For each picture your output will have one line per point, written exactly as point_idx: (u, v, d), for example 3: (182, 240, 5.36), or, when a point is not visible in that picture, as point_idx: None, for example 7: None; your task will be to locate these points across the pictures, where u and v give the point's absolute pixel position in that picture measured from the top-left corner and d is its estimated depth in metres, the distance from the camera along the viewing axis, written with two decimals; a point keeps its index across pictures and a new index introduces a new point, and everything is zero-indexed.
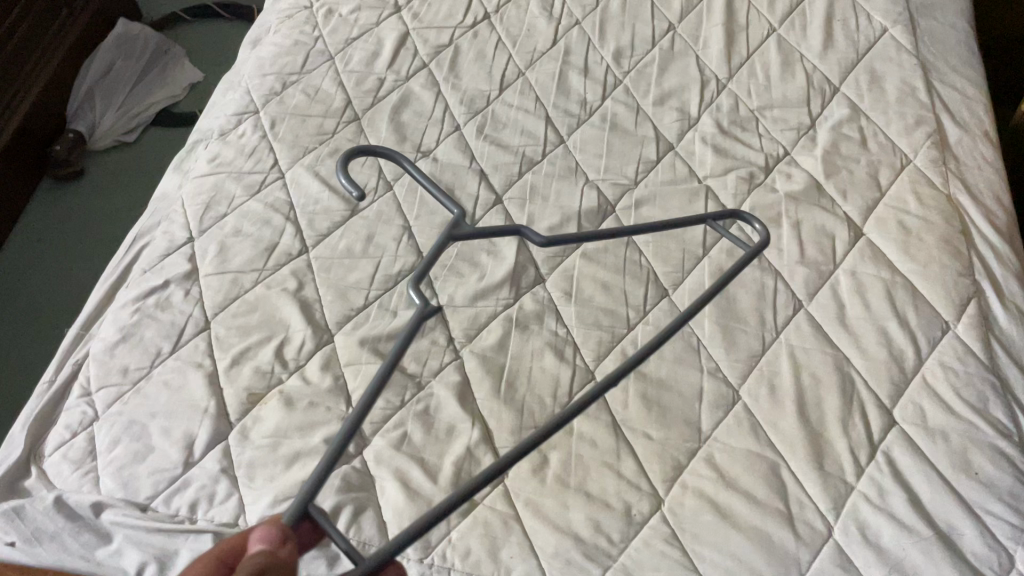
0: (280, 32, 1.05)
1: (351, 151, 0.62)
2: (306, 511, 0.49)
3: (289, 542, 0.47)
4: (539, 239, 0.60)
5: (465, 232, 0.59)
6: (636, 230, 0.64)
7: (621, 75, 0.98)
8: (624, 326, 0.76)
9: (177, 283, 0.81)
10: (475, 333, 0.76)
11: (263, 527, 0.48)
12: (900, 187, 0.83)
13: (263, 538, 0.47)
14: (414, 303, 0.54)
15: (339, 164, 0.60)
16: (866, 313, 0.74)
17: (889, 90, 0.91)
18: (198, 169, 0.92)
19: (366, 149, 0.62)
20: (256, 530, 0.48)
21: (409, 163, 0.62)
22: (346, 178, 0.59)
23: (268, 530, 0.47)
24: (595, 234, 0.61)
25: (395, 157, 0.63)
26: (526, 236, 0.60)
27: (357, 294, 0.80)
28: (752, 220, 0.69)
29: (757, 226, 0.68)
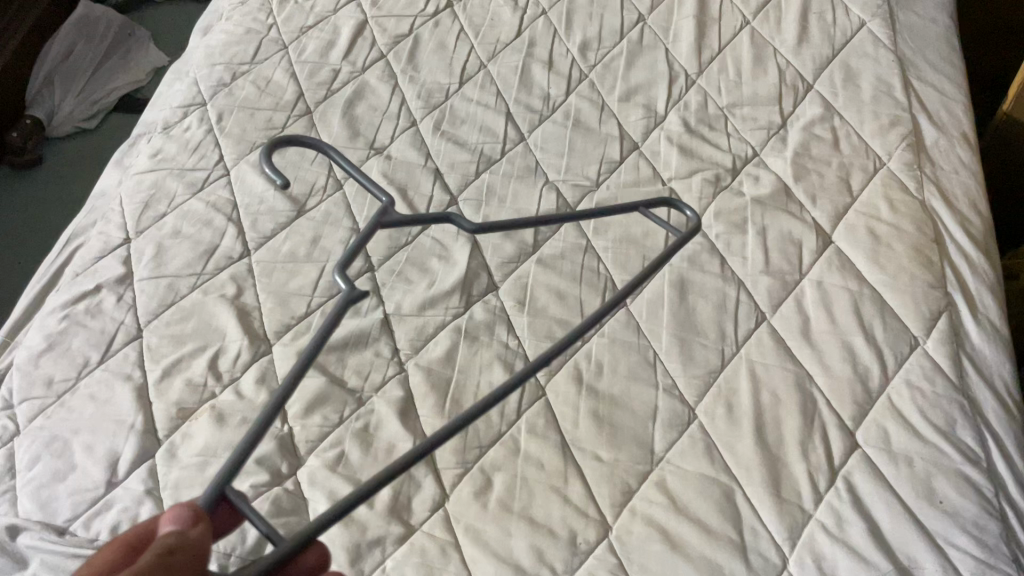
0: (232, 19, 1.01)
1: (274, 142, 0.58)
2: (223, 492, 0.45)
3: (203, 522, 0.43)
4: (472, 228, 0.58)
5: (395, 219, 0.56)
6: (576, 215, 0.62)
7: (587, 70, 0.94)
8: (578, 338, 0.72)
9: (110, 288, 0.77)
10: (421, 345, 0.73)
11: (174, 507, 0.43)
12: (872, 191, 0.79)
13: (175, 518, 0.43)
14: (340, 288, 0.50)
15: (262, 154, 0.56)
16: (831, 327, 0.70)
17: (864, 88, 0.87)
18: (138, 164, 0.87)
19: (290, 138, 0.58)
20: (167, 511, 0.43)
21: (336, 152, 0.58)
22: (270, 167, 0.55)
23: (180, 510, 0.43)
24: (530, 221, 0.59)
25: (323, 148, 0.59)
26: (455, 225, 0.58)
27: (299, 301, 0.76)
28: (683, 206, 0.68)
29: (689, 213, 0.67)
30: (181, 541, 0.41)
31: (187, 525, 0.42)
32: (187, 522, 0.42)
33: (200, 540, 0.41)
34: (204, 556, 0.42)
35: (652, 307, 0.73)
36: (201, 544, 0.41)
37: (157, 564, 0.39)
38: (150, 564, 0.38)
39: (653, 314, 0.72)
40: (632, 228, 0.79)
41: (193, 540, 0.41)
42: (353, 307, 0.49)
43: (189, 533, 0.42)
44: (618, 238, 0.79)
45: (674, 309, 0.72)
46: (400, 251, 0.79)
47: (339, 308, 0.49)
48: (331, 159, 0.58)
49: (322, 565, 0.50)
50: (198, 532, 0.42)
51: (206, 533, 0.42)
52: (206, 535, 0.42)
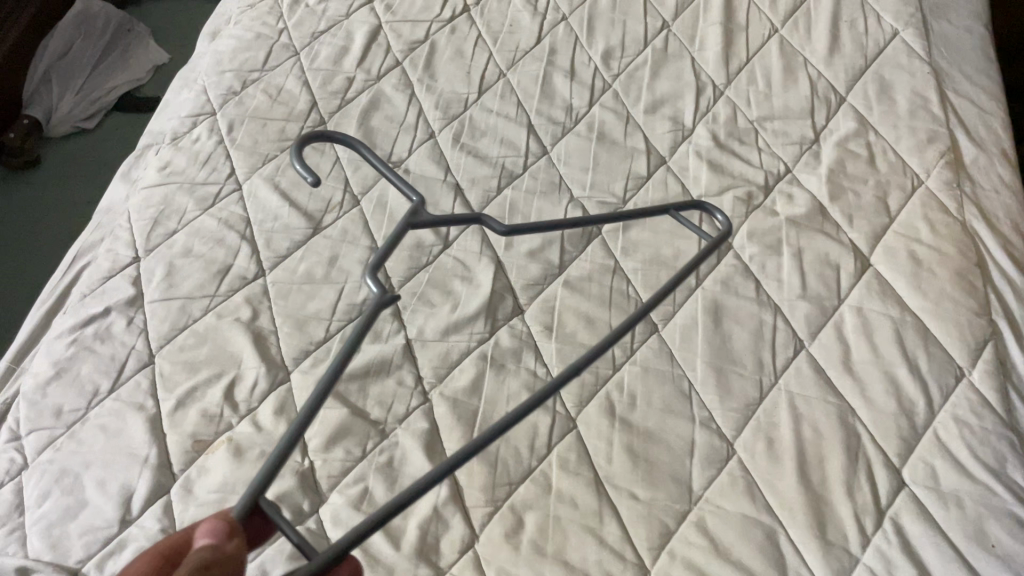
0: (240, 23, 0.97)
1: (302, 137, 0.55)
2: (256, 505, 0.45)
3: (238, 536, 0.43)
4: (500, 228, 0.57)
5: (427, 221, 0.54)
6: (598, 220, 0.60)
7: (610, 79, 0.91)
8: (610, 368, 0.69)
9: (119, 310, 0.73)
10: (445, 372, 0.70)
11: (208, 521, 0.43)
12: (911, 212, 0.76)
13: (209, 532, 0.43)
14: (370, 292, 0.48)
15: (292, 150, 0.53)
16: (873, 357, 0.68)
17: (899, 101, 0.84)
18: (147, 178, 0.84)
19: (319, 135, 0.55)
20: (201, 524, 0.43)
21: (365, 147, 0.56)
22: (301, 165, 0.52)
23: (214, 524, 0.43)
24: (560, 224, 0.58)
25: (351, 143, 0.56)
26: (489, 226, 0.57)
27: (317, 326, 0.73)
28: (716, 210, 0.65)
29: (720, 218, 0.65)
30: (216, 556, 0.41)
31: (223, 539, 0.42)
32: (222, 536, 0.42)
33: (235, 555, 0.41)
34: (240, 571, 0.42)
35: (686, 333, 0.70)
36: (238, 559, 0.42)
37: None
38: None
39: (687, 342, 0.70)
40: (662, 249, 0.76)
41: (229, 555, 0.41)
42: (384, 312, 0.47)
43: (224, 547, 0.42)
44: (648, 259, 0.76)
45: (709, 336, 0.70)
46: (421, 272, 0.76)
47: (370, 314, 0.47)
48: (360, 155, 0.56)
49: None
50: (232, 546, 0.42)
51: (241, 548, 0.42)
52: (241, 549, 0.42)
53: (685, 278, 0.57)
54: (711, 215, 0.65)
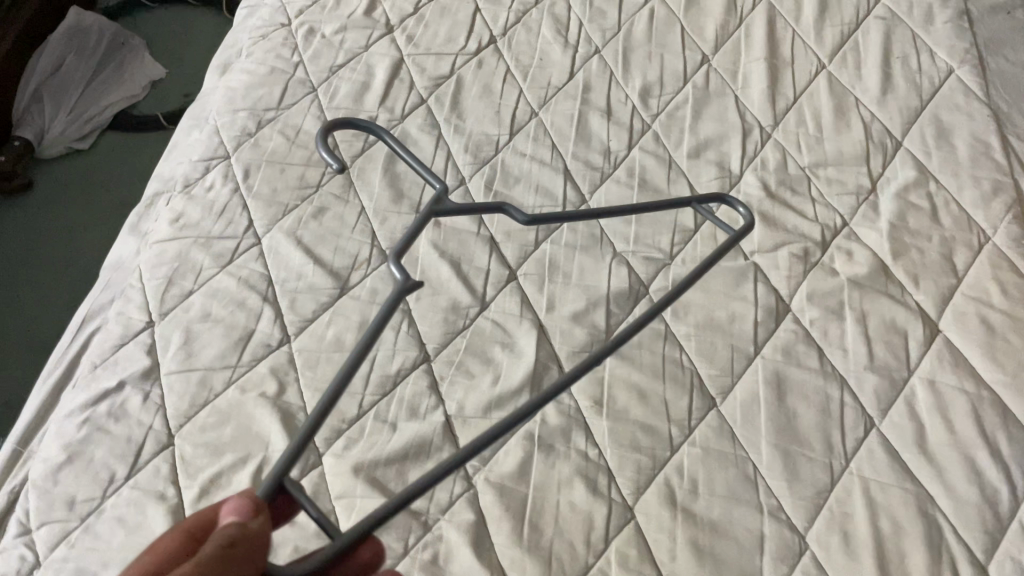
0: (253, 56, 0.91)
1: (329, 125, 0.57)
2: (281, 483, 0.44)
3: (263, 514, 0.42)
4: (523, 217, 0.56)
5: (447, 208, 0.54)
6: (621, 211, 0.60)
7: (650, 119, 0.85)
8: (668, 448, 0.64)
9: (133, 384, 0.68)
10: (490, 455, 0.64)
11: (234, 498, 0.42)
12: (979, 271, 0.72)
13: (235, 510, 0.42)
14: (394, 279, 0.49)
15: (318, 139, 0.55)
16: (950, 438, 0.63)
17: (959, 148, 0.79)
18: (158, 231, 0.78)
19: (344, 122, 0.57)
20: (227, 501, 0.42)
21: (388, 133, 0.56)
22: (327, 152, 0.54)
23: (240, 501, 0.42)
24: (578, 216, 0.57)
25: (376, 130, 0.57)
26: (510, 214, 0.55)
27: (349, 401, 0.67)
28: (737, 204, 0.66)
29: (741, 211, 0.66)
30: (242, 534, 0.40)
31: (248, 515, 0.41)
32: (247, 514, 0.41)
33: (261, 532, 0.41)
34: (265, 547, 0.41)
35: (747, 410, 0.66)
36: (263, 537, 0.41)
37: (219, 557, 0.38)
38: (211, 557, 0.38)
39: (749, 421, 0.65)
40: (715, 311, 0.71)
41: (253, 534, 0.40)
42: (407, 299, 0.48)
43: (250, 524, 0.41)
44: (701, 323, 0.71)
45: (772, 413, 0.65)
46: (457, 338, 0.71)
47: (393, 300, 0.48)
48: (383, 141, 0.56)
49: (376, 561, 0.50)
50: (258, 525, 0.41)
51: (267, 526, 0.42)
52: (267, 528, 0.42)
53: (706, 272, 0.59)
54: (733, 207, 0.66)
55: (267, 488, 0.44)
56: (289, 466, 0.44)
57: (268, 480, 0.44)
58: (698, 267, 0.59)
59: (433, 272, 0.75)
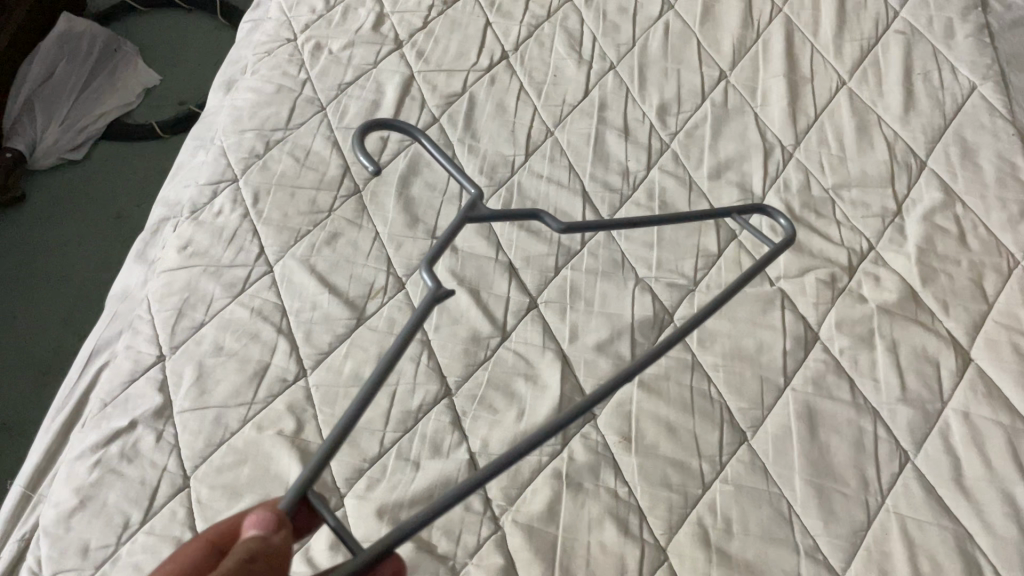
0: (258, 73, 0.89)
1: (364, 126, 0.54)
2: (304, 495, 0.44)
3: (286, 527, 0.41)
4: (559, 226, 0.54)
5: (483, 214, 0.52)
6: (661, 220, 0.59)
7: (668, 138, 0.83)
8: (699, 486, 0.63)
9: (146, 423, 0.66)
10: (517, 495, 0.63)
11: (257, 510, 0.42)
12: (1009, 297, 0.71)
13: (257, 523, 0.41)
14: (426, 285, 0.47)
15: (354, 140, 0.53)
16: (987, 473, 0.62)
17: (985, 168, 0.78)
18: (166, 259, 0.76)
19: (380, 122, 0.55)
20: (250, 514, 0.42)
21: (424, 134, 0.55)
22: (362, 154, 0.52)
23: (263, 514, 0.42)
24: (621, 224, 0.56)
25: (412, 131, 0.55)
26: (546, 223, 0.54)
27: (370, 439, 0.65)
28: (777, 214, 0.65)
29: (782, 222, 0.65)
30: (264, 547, 0.39)
31: (271, 529, 0.41)
32: (271, 528, 0.41)
33: (282, 547, 0.40)
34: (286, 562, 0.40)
35: (779, 445, 0.64)
36: (286, 550, 0.40)
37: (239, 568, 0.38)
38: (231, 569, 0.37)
39: (781, 456, 0.64)
40: (742, 341, 0.70)
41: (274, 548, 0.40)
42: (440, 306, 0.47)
43: (272, 538, 0.40)
44: (729, 353, 0.69)
45: (805, 448, 0.64)
46: (479, 370, 0.69)
47: (425, 308, 0.47)
48: (419, 142, 0.55)
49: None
50: (279, 538, 0.40)
51: (289, 540, 0.41)
52: (288, 542, 0.41)
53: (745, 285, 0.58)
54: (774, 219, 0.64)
55: (290, 501, 0.43)
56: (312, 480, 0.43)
57: (293, 491, 0.43)
58: (743, 279, 0.58)
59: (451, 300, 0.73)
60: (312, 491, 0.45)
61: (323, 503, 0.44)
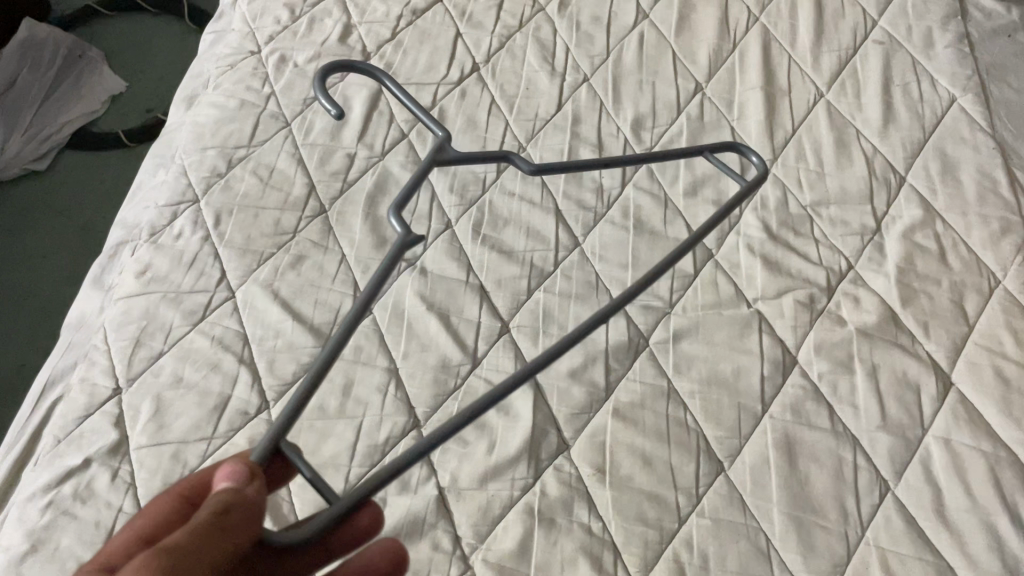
0: (221, 87, 0.86)
1: (328, 68, 0.55)
2: (278, 447, 0.44)
3: (259, 479, 0.42)
4: (529, 168, 0.54)
5: (451, 156, 0.53)
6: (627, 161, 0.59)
7: (643, 153, 0.81)
8: (675, 519, 0.61)
9: (101, 461, 0.64)
10: (487, 532, 0.61)
11: (228, 463, 0.42)
12: (991, 318, 0.69)
13: (229, 476, 0.42)
14: (396, 232, 0.48)
15: (317, 82, 0.54)
16: (969, 503, 0.61)
17: (965, 184, 0.76)
18: (123, 285, 0.73)
19: (343, 64, 0.55)
20: (221, 467, 0.42)
21: (389, 79, 0.57)
22: (326, 98, 0.53)
23: (235, 467, 0.42)
24: (587, 165, 0.57)
25: (377, 75, 0.56)
26: (516, 164, 0.54)
27: (334, 475, 0.63)
28: (750, 152, 0.67)
29: (754, 159, 0.67)
30: (237, 497, 0.39)
31: (243, 481, 0.41)
32: (243, 479, 0.41)
33: (256, 497, 0.40)
34: (260, 512, 0.40)
35: (757, 475, 0.63)
36: (259, 500, 0.40)
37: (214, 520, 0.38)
38: (207, 520, 0.37)
39: (760, 487, 0.62)
40: (719, 365, 0.68)
41: (247, 496, 0.40)
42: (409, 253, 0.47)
43: (245, 489, 0.40)
44: (705, 379, 0.67)
45: (783, 478, 0.62)
46: (448, 401, 0.67)
47: (394, 254, 0.47)
48: (385, 87, 0.57)
49: (376, 525, 0.50)
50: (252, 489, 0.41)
51: (262, 491, 0.41)
52: (261, 492, 0.41)
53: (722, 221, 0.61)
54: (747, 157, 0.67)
55: (262, 454, 0.44)
56: (285, 431, 0.44)
57: (264, 444, 0.44)
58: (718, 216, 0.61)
59: (420, 325, 0.71)
60: (286, 441, 0.45)
61: (297, 454, 0.44)
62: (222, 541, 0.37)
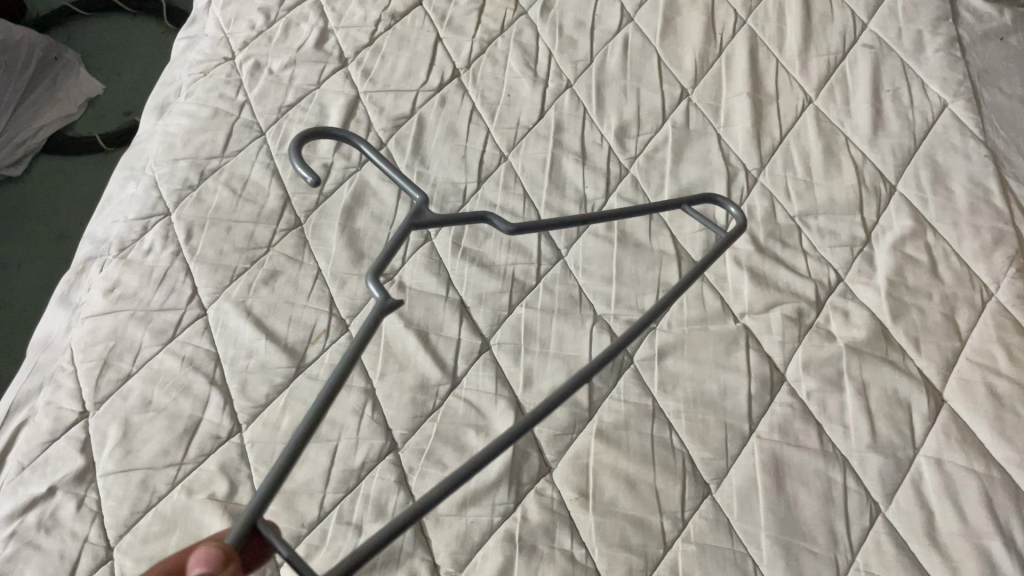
0: (193, 95, 0.83)
1: (302, 136, 0.53)
2: (254, 527, 0.42)
3: (235, 562, 0.40)
4: (506, 227, 0.54)
5: (428, 220, 0.52)
6: (607, 217, 0.58)
7: (627, 162, 0.79)
8: (660, 545, 0.59)
9: (65, 489, 0.61)
10: (466, 560, 0.59)
11: (203, 548, 0.40)
12: (983, 333, 0.67)
13: (204, 560, 0.39)
14: (374, 297, 0.47)
15: (291, 151, 0.52)
16: (962, 527, 0.59)
17: (957, 193, 0.74)
18: (91, 303, 0.71)
19: (316, 132, 0.53)
20: (195, 552, 0.40)
21: (362, 142, 0.54)
22: (301, 165, 0.51)
23: (209, 551, 0.39)
24: (568, 222, 0.56)
25: (352, 141, 0.54)
26: (494, 225, 0.54)
27: (308, 502, 0.61)
28: (726, 202, 0.64)
29: (732, 210, 0.63)
30: None
31: (219, 568, 0.39)
32: (218, 566, 0.39)
33: None
34: None
35: (744, 498, 0.61)
36: None
37: None
38: None
39: (747, 511, 0.60)
40: (705, 383, 0.66)
41: None
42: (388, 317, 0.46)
43: None
44: (691, 397, 0.65)
45: (771, 502, 0.61)
46: (427, 422, 0.65)
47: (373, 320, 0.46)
48: (358, 151, 0.54)
49: None
50: None
51: None
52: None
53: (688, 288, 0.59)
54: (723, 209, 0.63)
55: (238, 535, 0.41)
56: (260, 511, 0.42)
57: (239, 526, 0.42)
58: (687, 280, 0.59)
59: (398, 343, 0.69)
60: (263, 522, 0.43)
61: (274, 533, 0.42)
62: None
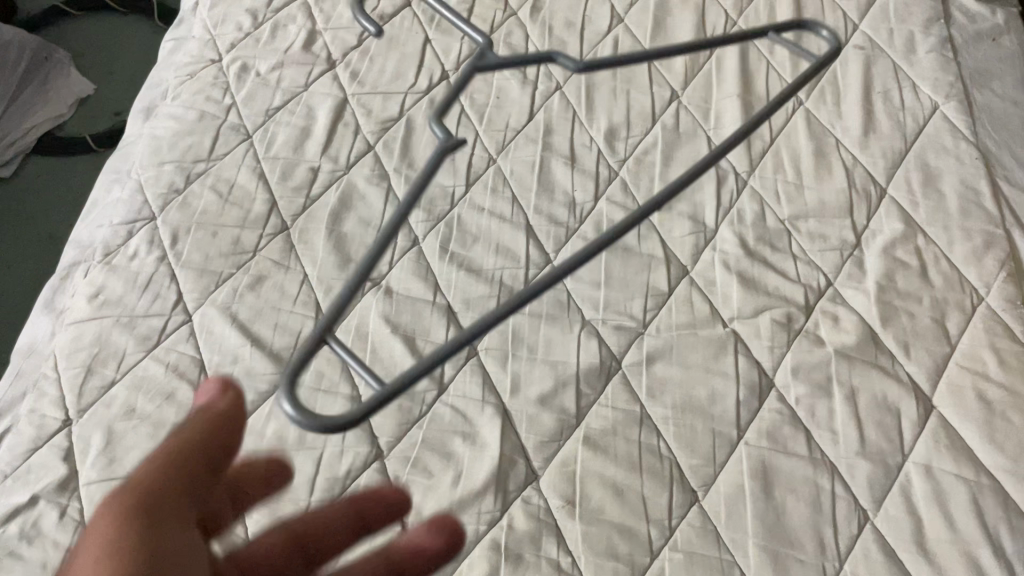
0: (179, 98, 0.83)
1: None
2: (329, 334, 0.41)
3: (233, 389, 0.43)
4: (575, 66, 0.52)
5: (492, 63, 0.52)
6: (685, 49, 0.55)
7: (617, 165, 0.79)
8: (647, 553, 0.59)
9: (48, 498, 0.61)
10: (452, 569, 0.59)
11: (207, 383, 0.44)
12: (973, 337, 0.67)
13: (207, 392, 0.43)
14: (438, 137, 0.48)
15: (354, 6, 0.58)
16: (950, 534, 0.59)
17: (947, 196, 0.74)
18: (76, 309, 0.71)
19: None
20: (201, 388, 0.44)
21: None
22: (364, 19, 0.57)
23: (213, 384, 0.44)
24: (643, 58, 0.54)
25: None
26: (561, 63, 0.53)
27: (293, 510, 0.61)
28: (819, 27, 0.61)
29: (824, 33, 0.60)
30: (207, 410, 0.42)
31: (216, 394, 0.43)
32: (215, 391, 0.43)
33: (229, 406, 0.42)
34: (240, 423, 0.42)
35: (732, 505, 0.61)
36: (232, 408, 0.42)
37: (197, 433, 0.40)
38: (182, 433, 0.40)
39: (734, 518, 0.60)
40: (694, 390, 0.66)
41: (218, 412, 0.41)
42: (450, 157, 0.47)
43: (217, 403, 0.42)
44: (679, 404, 0.65)
45: (759, 509, 0.60)
46: (413, 429, 0.65)
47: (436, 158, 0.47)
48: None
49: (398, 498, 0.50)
50: (224, 400, 0.42)
51: (238, 400, 0.43)
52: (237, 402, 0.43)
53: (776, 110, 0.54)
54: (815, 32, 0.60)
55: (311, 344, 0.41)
56: (336, 319, 0.41)
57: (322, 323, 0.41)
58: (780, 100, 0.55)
59: (384, 349, 0.68)
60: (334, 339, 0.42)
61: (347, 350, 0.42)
62: (196, 448, 0.40)
